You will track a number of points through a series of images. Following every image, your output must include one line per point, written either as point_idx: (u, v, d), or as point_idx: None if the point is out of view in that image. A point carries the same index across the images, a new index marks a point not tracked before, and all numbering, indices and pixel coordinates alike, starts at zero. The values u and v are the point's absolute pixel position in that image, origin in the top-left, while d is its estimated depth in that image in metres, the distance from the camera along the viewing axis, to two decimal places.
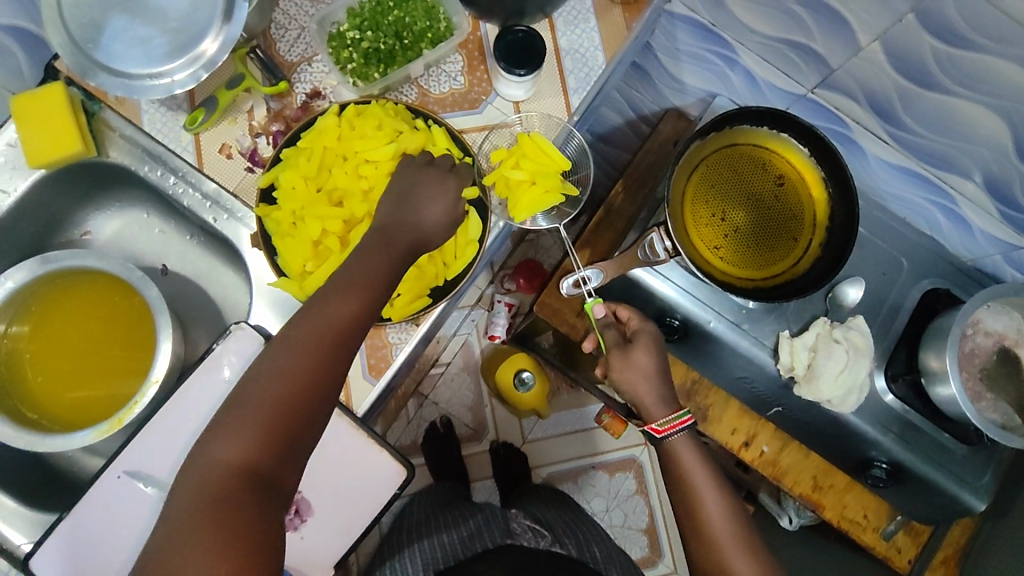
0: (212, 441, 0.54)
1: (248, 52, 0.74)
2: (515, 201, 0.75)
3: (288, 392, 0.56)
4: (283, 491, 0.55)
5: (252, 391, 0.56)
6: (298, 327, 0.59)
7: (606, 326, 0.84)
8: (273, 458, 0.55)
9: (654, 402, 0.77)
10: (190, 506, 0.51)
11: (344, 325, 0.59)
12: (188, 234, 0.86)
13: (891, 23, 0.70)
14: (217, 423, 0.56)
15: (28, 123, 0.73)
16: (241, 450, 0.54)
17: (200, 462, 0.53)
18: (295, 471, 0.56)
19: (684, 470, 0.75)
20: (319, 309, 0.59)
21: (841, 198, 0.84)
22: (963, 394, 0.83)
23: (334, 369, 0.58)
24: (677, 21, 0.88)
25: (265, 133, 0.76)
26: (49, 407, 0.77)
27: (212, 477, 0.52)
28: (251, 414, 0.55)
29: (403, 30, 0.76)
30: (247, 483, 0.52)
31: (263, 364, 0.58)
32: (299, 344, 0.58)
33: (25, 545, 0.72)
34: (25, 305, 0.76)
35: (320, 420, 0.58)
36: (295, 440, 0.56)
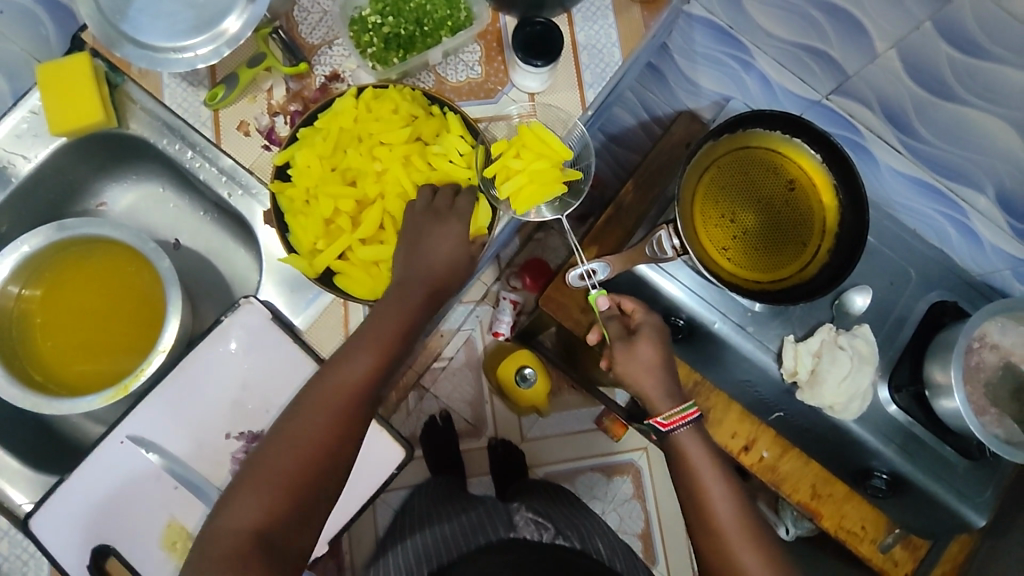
0: (232, 502, 0.59)
1: (271, 32, 0.76)
2: (516, 192, 0.72)
3: (302, 456, 0.60)
4: (295, 552, 0.59)
5: (270, 453, 0.61)
6: (315, 391, 0.63)
7: (608, 319, 0.86)
8: (287, 522, 0.59)
9: (659, 396, 0.77)
10: (210, 566, 0.55)
11: (358, 390, 0.63)
12: (202, 211, 0.87)
13: (908, 31, 0.71)
14: (237, 483, 0.60)
15: (52, 92, 0.74)
16: (257, 513, 0.58)
17: (220, 522, 0.58)
18: (307, 532, 0.60)
19: (690, 463, 0.75)
20: (334, 373, 0.64)
21: (851, 205, 0.84)
22: (967, 407, 0.83)
23: (349, 434, 0.63)
24: (695, 23, 0.89)
25: (282, 113, 0.77)
26: (57, 371, 0.79)
27: (231, 540, 0.56)
28: (269, 477, 0.59)
29: (424, 17, 0.76)
30: (261, 547, 0.57)
31: (284, 423, 0.63)
32: (316, 406, 0.62)
33: (25, 505, 0.73)
34: (39, 270, 0.77)
35: (331, 483, 0.62)
36: (308, 505, 0.60)
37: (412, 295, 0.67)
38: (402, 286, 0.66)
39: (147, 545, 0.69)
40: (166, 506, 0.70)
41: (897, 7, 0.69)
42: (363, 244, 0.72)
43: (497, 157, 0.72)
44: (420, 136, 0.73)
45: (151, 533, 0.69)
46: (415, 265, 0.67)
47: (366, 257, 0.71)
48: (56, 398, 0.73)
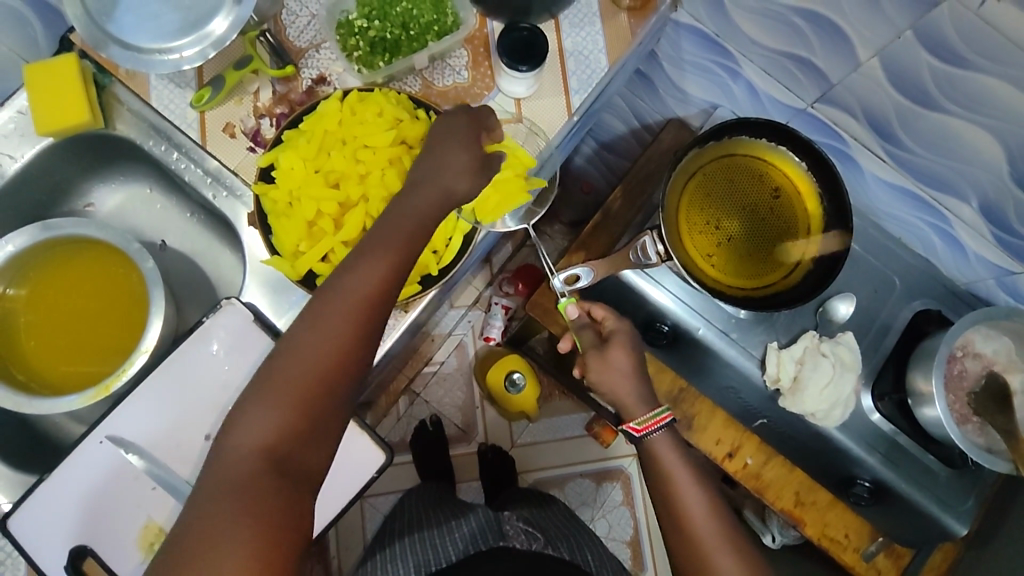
0: (238, 422, 0.56)
1: (258, 36, 0.76)
2: (481, 205, 0.73)
3: (314, 372, 0.56)
4: (310, 473, 0.56)
5: (279, 370, 0.57)
6: (322, 303, 0.58)
7: (582, 327, 0.85)
8: (298, 441, 0.56)
9: (634, 402, 0.77)
10: (218, 490, 0.52)
11: (367, 302, 0.59)
12: (188, 213, 0.87)
13: (890, 39, 0.71)
14: (248, 399, 0.56)
15: (40, 91, 0.74)
16: (266, 432, 0.55)
17: (229, 443, 0.55)
18: (321, 453, 0.57)
19: (665, 470, 0.73)
20: (339, 284, 0.59)
21: (835, 213, 0.85)
22: (949, 415, 0.83)
23: (360, 346, 0.59)
24: (683, 30, 0.90)
25: (268, 115, 0.78)
26: (40, 371, 0.79)
27: (242, 460, 0.54)
28: (279, 394, 0.56)
29: (410, 22, 0.77)
30: (273, 468, 0.54)
31: (290, 339, 0.58)
32: (327, 318, 0.58)
33: (4, 505, 0.73)
34: (23, 270, 0.78)
35: (343, 405, 0.58)
36: (319, 424, 0.57)
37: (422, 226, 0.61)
38: (398, 224, 0.61)
39: (126, 548, 0.69)
40: (145, 508, 0.69)
41: (878, 16, 0.69)
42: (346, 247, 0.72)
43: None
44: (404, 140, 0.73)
45: (129, 535, 0.69)
46: (416, 208, 0.61)
47: None
48: (37, 398, 0.73)
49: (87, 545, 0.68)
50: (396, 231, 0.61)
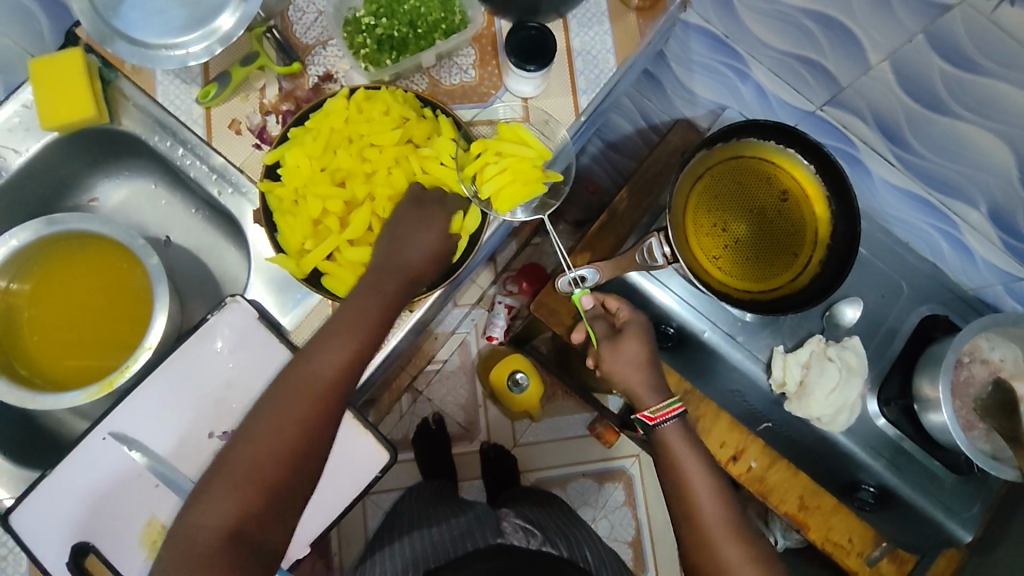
0: (198, 503, 0.57)
1: (265, 31, 0.75)
2: (497, 192, 0.71)
3: (280, 449, 0.59)
4: (268, 550, 0.58)
5: (243, 450, 0.59)
6: (287, 385, 0.62)
7: (595, 318, 0.86)
8: (260, 517, 0.58)
9: (645, 391, 0.77)
10: (178, 571, 0.54)
11: (331, 382, 0.63)
12: (193, 209, 0.87)
13: (902, 43, 0.71)
14: (206, 482, 0.58)
15: (46, 85, 0.74)
16: (230, 510, 0.57)
17: (190, 522, 0.56)
18: (284, 523, 0.59)
19: (674, 461, 0.73)
20: (306, 364, 0.63)
21: (843, 216, 0.84)
22: (956, 421, 0.82)
23: (325, 425, 0.62)
24: (692, 31, 0.89)
25: (274, 112, 0.77)
26: (43, 367, 0.79)
27: (203, 539, 0.55)
28: (243, 471, 0.58)
29: (418, 20, 0.76)
30: (233, 546, 0.55)
31: (261, 410, 0.62)
32: (292, 400, 0.62)
33: (6, 500, 0.73)
34: (27, 265, 0.77)
35: (305, 482, 0.61)
36: (281, 499, 0.59)
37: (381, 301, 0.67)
38: (365, 308, 0.66)
39: (128, 545, 0.68)
40: (148, 505, 0.69)
41: (890, 19, 0.69)
42: (351, 245, 0.72)
43: (475, 157, 0.71)
44: (411, 138, 0.73)
45: (132, 532, 0.69)
46: (388, 282, 0.68)
47: (354, 258, 0.71)
48: (40, 394, 0.72)
49: (89, 541, 0.68)
50: (358, 313, 0.66)
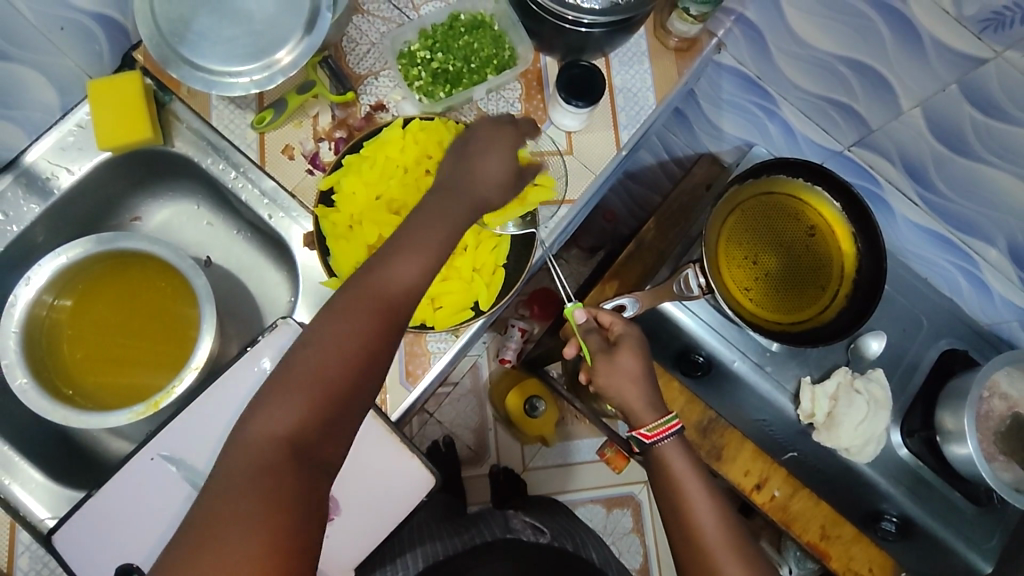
0: (260, 411, 0.52)
1: (321, 61, 0.78)
2: (491, 207, 0.73)
3: (344, 359, 0.53)
4: (329, 466, 0.53)
5: (303, 358, 0.54)
6: (354, 292, 0.55)
7: (587, 331, 0.79)
8: (321, 428, 0.52)
9: (643, 406, 0.73)
10: (237, 480, 0.49)
11: (401, 294, 0.56)
12: (236, 229, 0.87)
13: (934, 91, 0.75)
14: (271, 387, 0.53)
15: (104, 106, 0.75)
16: (290, 424, 0.51)
17: (247, 431, 0.51)
18: (345, 440, 0.54)
19: (676, 478, 0.70)
20: (378, 269, 0.56)
21: (870, 254, 0.87)
22: (979, 453, 0.85)
23: (390, 339, 0.56)
24: (724, 71, 0.94)
25: (328, 138, 0.79)
26: (85, 385, 0.78)
27: (263, 448, 0.50)
28: (302, 381, 0.53)
29: (471, 55, 0.79)
30: (293, 458, 0.51)
31: (326, 317, 0.55)
32: (353, 309, 0.55)
33: (46, 520, 0.71)
34: (71, 281, 0.77)
35: (365, 398, 0.55)
36: (344, 412, 0.53)
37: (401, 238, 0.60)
38: None
39: None
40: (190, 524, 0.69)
41: (924, 68, 0.74)
42: None
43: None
44: None
45: None
46: (453, 208, 0.60)
47: None
48: (85, 412, 0.71)
49: (133, 562, 0.67)
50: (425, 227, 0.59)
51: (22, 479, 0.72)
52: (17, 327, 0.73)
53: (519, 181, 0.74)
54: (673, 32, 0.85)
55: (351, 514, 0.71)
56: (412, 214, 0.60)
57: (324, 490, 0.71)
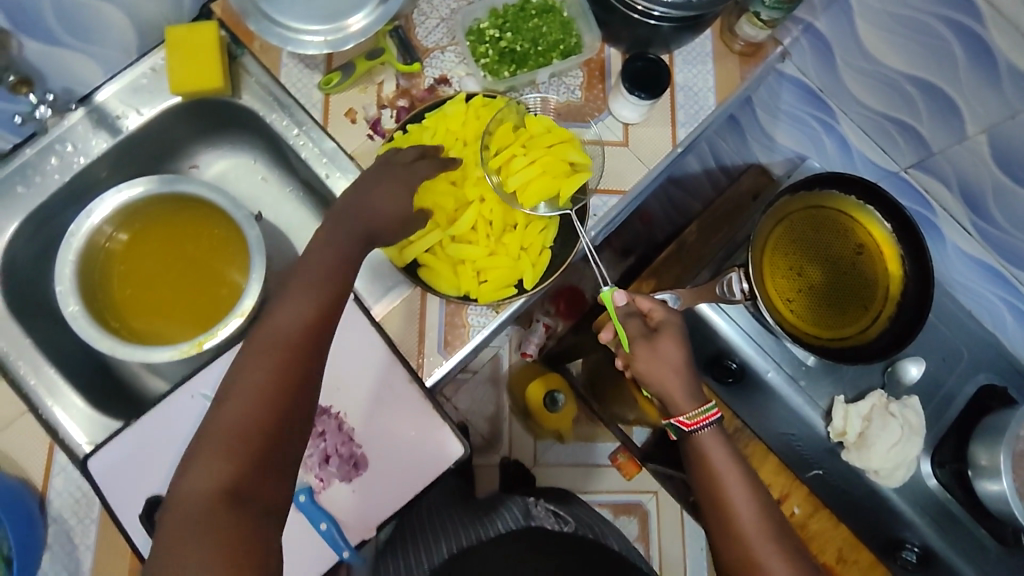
0: (186, 471, 0.49)
1: (391, 30, 0.80)
2: (524, 184, 0.73)
3: (264, 400, 0.52)
4: (274, 509, 0.50)
5: (218, 419, 0.52)
6: (258, 339, 0.56)
7: (629, 315, 0.75)
8: (257, 471, 0.50)
9: (681, 394, 0.72)
10: (168, 550, 0.44)
11: (307, 330, 0.57)
12: (289, 187, 0.89)
13: (1002, 117, 0.74)
14: (196, 447, 0.51)
15: (179, 52, 0.77)
16: (219, 472, 0.49)
17: (177, 495, 0.48)
18: (284, 484, 0.52)
19: (713, 469, 0.70)
20: (279, 311, 0.57)
21: (916, 277, 0.86)
22: (1013, 493, 0.83)
23: (306, 375, 0.55)
24: (785, 82, 0.94)
25: (390, 106, 0.80)
26: (131, 320, 0.80)
27: (196, 505, 0.47)
28: (221, 435, 0.51)
29: (539, 38, 0.80)
30: (230, 506, 0.47)
31: (237, 370, 0.55)
32: (263, 355, 0.55)
33: (82, 445, 0.73)
34: (129, 219, 0.79)
35: (297, 436, 0.54)
36: (276, 452, 0.52)
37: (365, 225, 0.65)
38: None
39: None
40: None
41: (994, 93, 0.73)
42: (453, 241, 0.74)
43: (503, 150, 0.74)
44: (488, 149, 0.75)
45: None
46: (338, 234, 0.64)
47: (453, 254, 0.74)
48: (131, 345, 0.73)
49: (162, 495, 0.68)
50: (317, 268, 0.61)
51: (64, 402, 0.74)
52: (74, 255, 0.75)
53: (550, 157, 0.74)
54: (739, 36, 0.85)
55: (378, 474, 0.72)
56: (303, 257, 0.63)
57: (356, 446, 0.72)
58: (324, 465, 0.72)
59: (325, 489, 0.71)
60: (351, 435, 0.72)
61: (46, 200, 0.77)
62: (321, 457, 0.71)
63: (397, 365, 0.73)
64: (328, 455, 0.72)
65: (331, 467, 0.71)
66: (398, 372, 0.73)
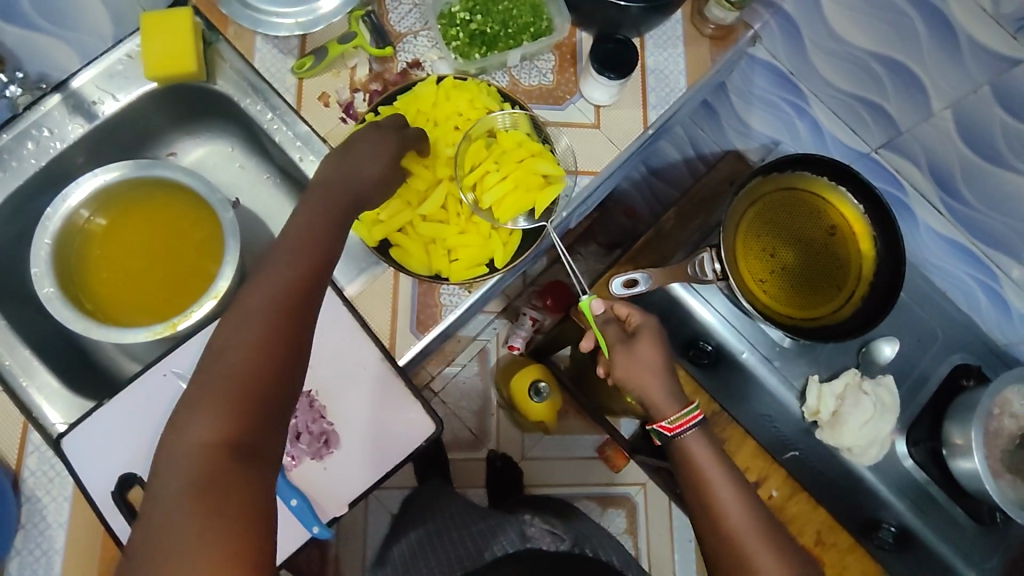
0: (180, 423, 0.50)
1: (364, 14, 0.80)
2: (499, 200, 0.74)
3: (256, 355, 0.52)
4: (270, 460, 0.51)
5: (211, 368, 0.52)
6: (249, 293, 0.55)
7: (605, 322, 0.78)
8: (251, 425, 0.50)
9: (664, 398, 0.72)
10: (175, 496, 0.46)
11: (297, 287, 0.56)
12: (266, 174, 0.90)
13: (965, 92, 0.75)
14: (188, 399, 0.51)
15: (154, 37, 0.77)
16: (212, 425, 0.49)
17: (172, 446, 0.49)
18: (279, 436, 0.52)
19: (700, 472, 0.69)
20: (271, 266, 0.57)
21: (887, 257, 0.87)
22: (985, 470, 0.83)
23: (297, 330, 0.55)
24: (758, 66, 0.95)
25: (363, 90, 0.81)
26: (107, 304, 0.80)
27: (192, 458, 0.48)
28: (221, 382, 0.51)
29: (509, 21, 0.81)
30: (225, 459, 0.48)
31: (228, 322, 0.54)
32: (254, 309, 0.54)
33: (57, 425, 0.74)
34: (107, 204, 0.80)
35: (290, 390, 0.54)
36: (270, 406, 0.52)
37: (331, 199, 0.63)
38: None
39: None
40: None
41: (957, 67, 0.74)
42: (423, 221, 0.75)
43: (477, 167, 0.75)
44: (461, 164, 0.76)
45: None
46: (331, 198, 0.63)
47: (424, 233, 0.74)
48: (105, 326, 0.74)
49: (134, 473, 0.69)
50: (309, 228, 0.60)
51: (39, 383, 0.74)
52: (51, 238, 0.76)
53: (524, 173, 0.75)
54: (709, 19, 0.86)
55: (351, 451, 0.72)
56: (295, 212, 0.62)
57: (327, 422, 0.72)
58: (295, 442, 0.72)
59: (297, 465, 0.71)
60: (322, 412, 0.72)
61: (23, 183, 0.78)
62: (292, 434, 0.72)
63: (369, 343, 0.74)
64: (298, 433, 0.72)
65: (302, 444, 0.72)
66: (370, 351, 0.74)
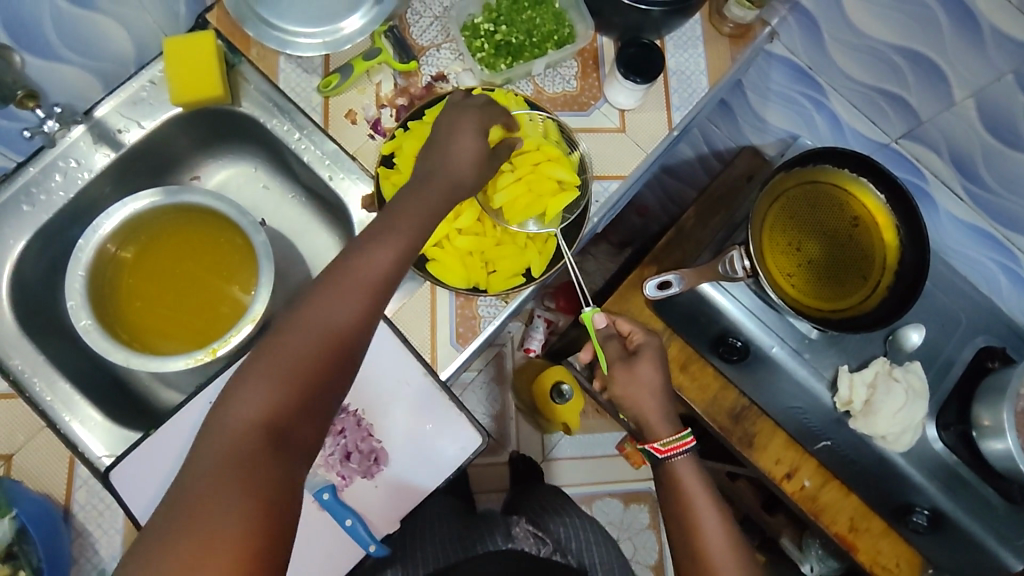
0: (234, 393, 0.50)
1: (387, 30, 0.79)
2: (508, 202, 0.73)
3: (321, 343, 0.52)
4: (307, 452, 0.50)
5: (278, 343, 0.52)
6: (331, 274, 0.55)
7: (607, 337, 0.79)
8: (298, 411, 0.50)
9: (658, 419, 0.73)
10: (211, 467, 0.46)
11: (378, 281, 0.55)
12: (292, 193, 0.90)
13: (988, 81, 0.77)
14: (247, 370, 0.51)
15: (177, 62, 0.76)
16: (263, 404, 0.49)
17: (221, 415, 0.49)
18: (320, 429, 0.52)
19: (683, 493, 0.70)
20: (358, 252, 0.56)
21: (912, 246, 0.88)
22: (1018, 448, 0.85)
23: (366, 324, 0.55)
24: (775, 61, 0.95)
25: (390, 105, 0.81)
26: (143, 333, 0.80)
27: (236, 433, 0.48)
28: (274, 364, 0.51)
29: (533, 29, 0.81)
30: (268, 442, 0.48)
31: (305, 299, 0.54)
32: (333, 294, 0.54)
33: (103, 458, 0.74)
34: (136, 230, 0.79)
35: (341, 383, 0.53)
36: (321, 397, 0.51)
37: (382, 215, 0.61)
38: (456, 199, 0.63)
39: None
40: None
41: (979, 56, 0.75)
42: (460, 234, 0.75)
43: None
44: None
45: None
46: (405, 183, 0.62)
47: (461, 246, 0.74)
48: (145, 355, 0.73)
49: None
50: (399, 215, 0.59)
51: (81, 417, 0.74)
52: (84, 269, 0.76)
53: (536, 175, 0.74)
54: (728, 18, 0.86)
55: (399, 468, 0.73)
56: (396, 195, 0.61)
57: (375, 441, 0.73)
58: (346, 462, 0.73)
59: (348, 485, 0.72)
60: (370, 431, 0.73)
61: (52, 216, 0.77)
62: (342, 454, 0.73)
63: (411, 359, 0.74)
64: (348, 453, 0.73)
65: (352, 464, 0.73)
66: (412, 366, 0.74)
